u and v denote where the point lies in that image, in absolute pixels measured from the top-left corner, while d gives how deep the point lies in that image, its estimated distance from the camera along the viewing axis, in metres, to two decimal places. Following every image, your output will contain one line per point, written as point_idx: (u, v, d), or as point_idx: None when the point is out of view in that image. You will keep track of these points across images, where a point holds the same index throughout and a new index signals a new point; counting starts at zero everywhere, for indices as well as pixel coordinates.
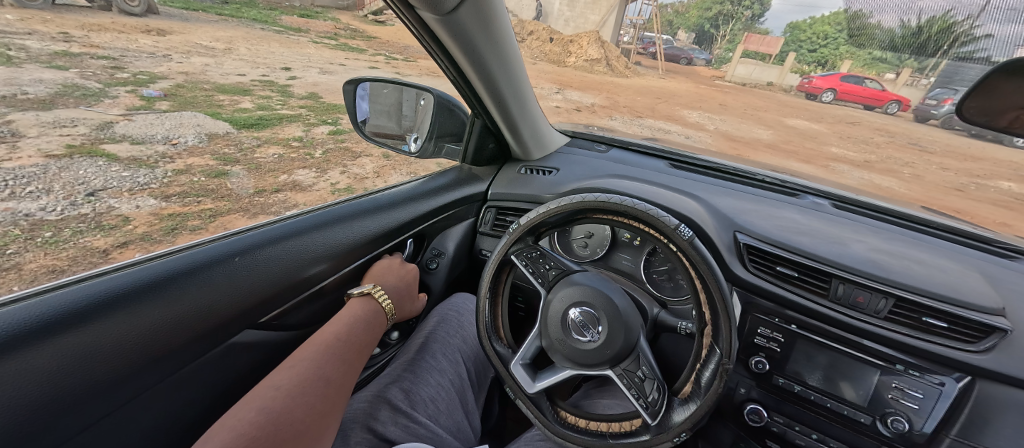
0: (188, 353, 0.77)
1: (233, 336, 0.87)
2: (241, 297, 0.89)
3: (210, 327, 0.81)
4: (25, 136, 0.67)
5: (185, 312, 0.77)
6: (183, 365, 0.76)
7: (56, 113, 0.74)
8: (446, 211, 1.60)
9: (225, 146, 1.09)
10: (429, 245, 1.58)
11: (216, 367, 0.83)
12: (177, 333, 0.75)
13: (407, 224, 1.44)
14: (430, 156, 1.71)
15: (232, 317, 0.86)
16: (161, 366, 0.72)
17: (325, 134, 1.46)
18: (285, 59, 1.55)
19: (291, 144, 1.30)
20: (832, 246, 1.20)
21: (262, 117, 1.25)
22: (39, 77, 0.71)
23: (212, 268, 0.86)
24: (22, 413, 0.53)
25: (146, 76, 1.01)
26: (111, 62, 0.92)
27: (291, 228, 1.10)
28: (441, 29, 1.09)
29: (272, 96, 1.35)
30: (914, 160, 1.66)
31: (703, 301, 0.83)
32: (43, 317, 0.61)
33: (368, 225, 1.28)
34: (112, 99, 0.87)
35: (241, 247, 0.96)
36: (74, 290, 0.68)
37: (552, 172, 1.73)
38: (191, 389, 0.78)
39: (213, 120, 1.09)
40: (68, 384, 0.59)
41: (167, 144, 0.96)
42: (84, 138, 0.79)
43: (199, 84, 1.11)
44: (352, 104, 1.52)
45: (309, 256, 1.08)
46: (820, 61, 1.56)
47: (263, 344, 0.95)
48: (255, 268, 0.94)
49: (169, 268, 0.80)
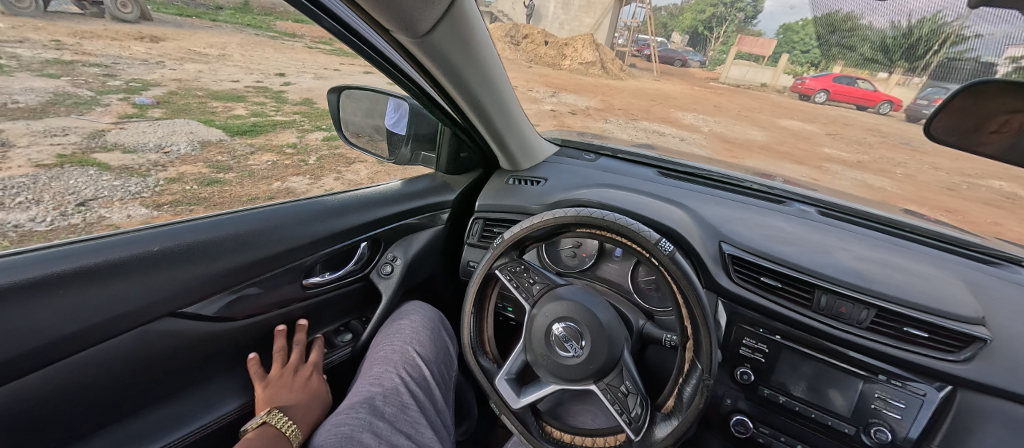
0: (100, 334, 0.86)
1: (147, 321, 0.94)
2: (157, 287, 0.96)
3: (122, 313, 0.89)
4: (15, 146, 0.73)
5: (100, 298, 0.86)
6: (82, 350, 0.83)
7: (48, 122, 0.78)
8: (411, 216, 1.65)
9: (219, 154, 1.17)
10: (386, 252, 1.59)
11: (127, 351, 0.91)
12: (82, 323, 0.83)
13: (361, 228, 1.49)
14: (406, 163, 1.78)
15: (150, 306, 0.94)
16: (68, 344, 0.81)
17: (320, 140, 1.51)
18: (282, 63, 1.35)
19: (286, 151, 1.36)
20: (815, 255, 1.21)
21: (256, 123, 1.27)
22: (30, 86, 0.73)
23: (137, 258, 0.93)
24: None
25: (139, 84, 0.99)
26: (104, 70, 0.90)
27: (226, 225, 1.15)
28: (417, 50, 1.14)
29: (266, 102, 1.31)
30: (906, 159, 1.61)
31: (685, 316, 0.83)
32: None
33: (304, 226, 1.32)
34: (104, 108, 0.90)
35: (179, 239, 1.03)
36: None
37: (540, 182, 1.72)
38: (96, 371, 0.85)
39: (207, 127, 1.15)
40: None
41: (160, 153, 1.04)
42: (75, 147, 0.85)
43: (193, 90, 1.11)
44: (337, 109, 1.53)
45: (246, 255, 1.16)
46: (813, 62, 1.54)
47: (185, 333, 1.02)
48: (178, 261, 1.00)
49: (84, 255, 0.86)
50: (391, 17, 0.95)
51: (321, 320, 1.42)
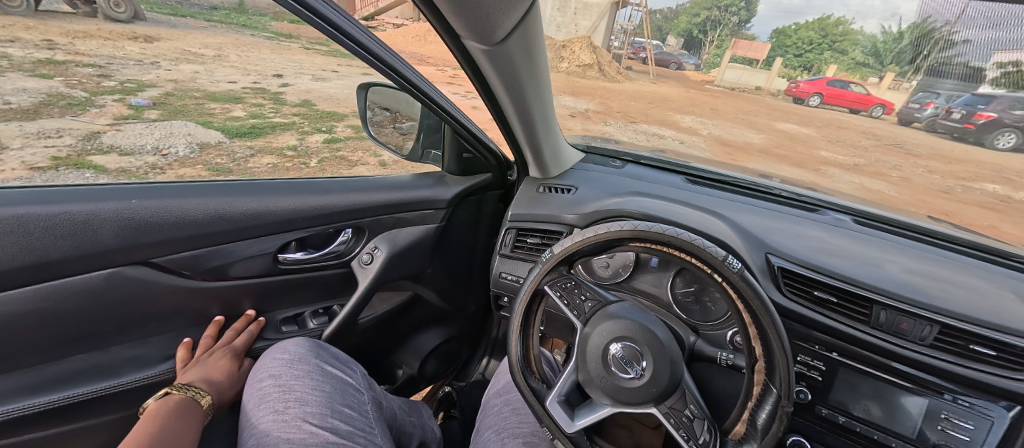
0: (68, 266, 0.92)
1: (116, 266, 0.99)
2: (130, 238, 0.99)
3: (95, 252, 0.94)
4: (11, 148, 0.80)
5: (68, 236, 0.90)
6: (49, 280, 0.89)
7: (41, 122, 0.84)
8: (400, 209, 1.54)
9: (217, 157, 1.20)
10: (368, 241, 1.49)
11: (95, 291, 0.96)
12: (56, 252, 0.89)
13: (350, 211, 1.42)
14: (417, 160, 1.65)
15: (121, 252, 0.99)
16: (37, 271, 0.87)
17: (320, 143, 1.47)
18: (280, 64, 1.35)
19: (286, 154, 1.36)
20: (866, 268, 1.20)
21: (255, 125, 1.28)
22: (22, 87, 0.79)
23: (114, 204, 0.97)
24: None
25: (134, 84, 1.00)
26: (98, 70, 0.92)
27: (213, 191, 1.15)
28: (483, 57, 1.14)
29: (265, 104, 1.32)
30: (902, 163, 1.68)
31: (753, 336, 0.79)
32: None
33: (286, 203, 1.27)
34: (99, 109, 0.94)
35: (162, 194, 1.06)
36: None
37: (571, 191, 1.67)
38: (57, 304, 0.91)
39: (206, 129, 1.17)
40: None
41: (157, 155, 1.09)
42: (70, 149, 0.91)
43: (189, 91, 1.11)
44: (364, 103, 1.43)
45: (223, 222, 1.16)
46: (806, 66, 1.60)
47: (152, 282, 1.06)
48: (156, 220, 1.03)
49: (54, 193, 0.91)
50: (471, 23, 0.96)
51: (293, 299, 1.41)
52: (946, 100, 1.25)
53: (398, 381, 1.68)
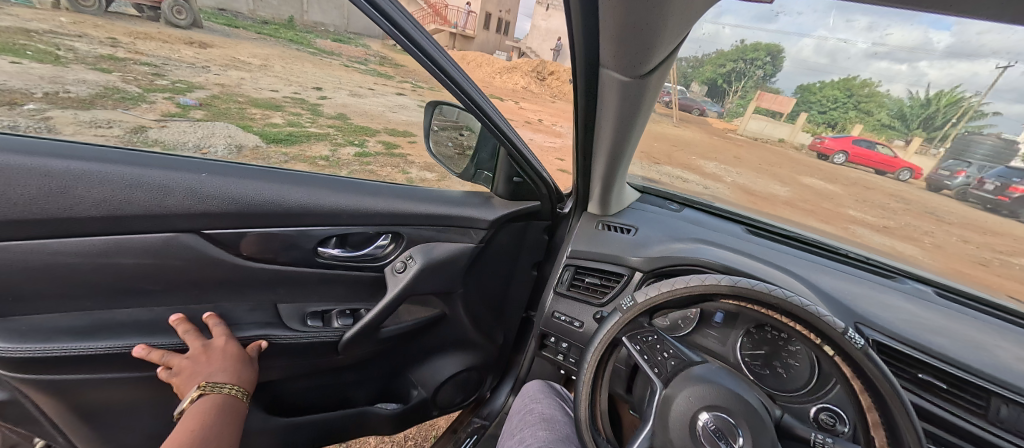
0: (140, 222, 1.05)
1: (178, 230, 1.10)
2: (193, 207, 1.11)
3: (161, 214, 1.06)
4: (62, 132, 0.99)
5: (144, 196, 1.04)
6: (120, 233, 1.03)
7: (95, 113, 1.00)
8: (441, 221, 1.54)
9: (253, 159, 1.26)
10: (404, 250, 1.51)
11: (153, 249, 1.07)
12: (131, 209, 1.03)
13: (396, 216, 1.46)
14: (468, 179, 1.66)
15: (183, 219, 1.10)
16: (114, 222, 1.02)
17: (352, 156, 1.47)
18: (322, 77, 1.31)
19: (317, 163, 1.39)
20: (976, 352, 1.12)
21: (291, 132, 1.34)
22: (82, 78, 0.94)
23: (186, 177, 1.11)
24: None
25: (185, 85, 1.09)
26: (153, 70, 1.02)
27: (281, 178, 1.28)
28: (614, 88, 1.13)
29: (302, 114, 1.35)
30: (934, 229, 1.53)
31: (874, 423, 0.74)
32: (11, 161, 0.91)
33: (336, 200, 1.34)
34: (149, 104, 1.07)
35: (230, 176, 1.18)
36: (33, 151, 0.95)
37: (631, 230, 1.65)
38: (125, 253, 1.04)
39: (245, 133, 1.24)
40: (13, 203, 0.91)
41: (196, 152, 1.17)
42: (117, 138, 1.06)
43: (234, 96, 1.18)
44: (427, 121, 1.47)
45: (278, 207, 1.24)
46: (830, 123, 1.42)
47: (203, 252, 1.15)
48: (217, 197, 1.14)
49: (142, 162, 1.06)
50: (628, 52, 0.94)
51: (331, 296, 1.44)
52: (979, 170, 1.23)
53: (409, 402, 1.61)
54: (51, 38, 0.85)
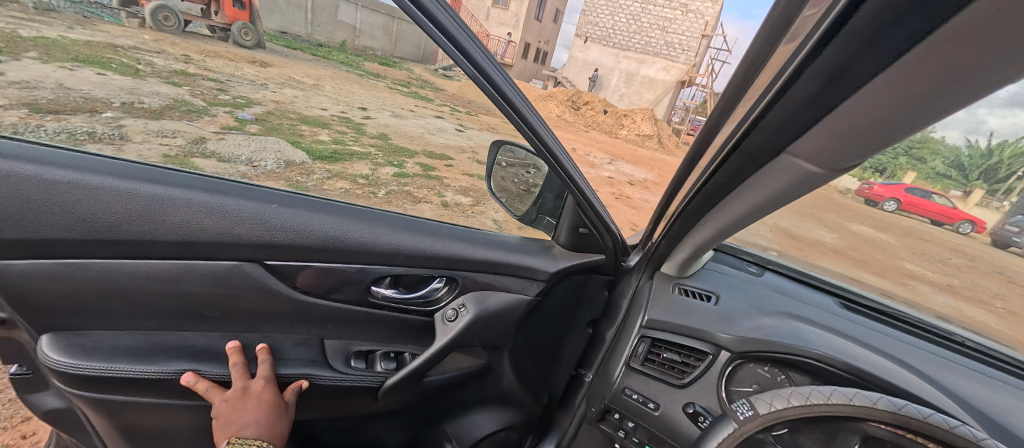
0: (211, 248, 0.84)
1: (240, 258, 0.87)
2: (261, 237, 0.88)
3: (218, 238, 0.84)
4: (132, 140, 0.89)
5: (206, 220, 0.82)
6: (189, 257, 0.83)
7: (163, 123, 0.99)
8: (498, 268, 1.12)
9: (298, 175, 1.12)
10: (455, 295, 1.11)
11: (218, 279, 0.86)
12: (179, 230, 0.80)
13: (472, 263, 1.09)
14: (529, 223, 1.22)
15: (242, 244, 0.86)
16: (185, 247, 0.82)
17: (390, 177, 1.36)
18: (366, 99, 1.47)
19: (358, 181, 1.19)
20: None
21: (336, 149, 1.33)
22: (155, 91, 1.01)
23: (248, 200, 0.89)
24: (60, 219, 0.72)
25: (245, 100, 1.24)
26: (218, 85, 1.18)
27: (365, 215, 1.02)
28: (781, 175, 0.71)
29: (347, 132, 1.45)
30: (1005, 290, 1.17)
31: None
32: (100, 181, 0.75)
33: (396, 238, 1.01)
34: (211, 117, 1.11)
35: (297, 203, 0.95)
36: (128, 172, 0.79)
37: (710, 298, 1.27)
38: (197, 280, 0.84)
39: (294, 149, 1.23)
40: (87, 217, 0.73)
41: (249, 166, 1.04)
42: (179, 149, 0.96)
43: (287, 113, 1.36)
44: (489, 162, 1.15)
45: (332, 246, 0.94)
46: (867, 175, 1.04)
47: (261, 287, 0.90)
48: (276, 226, 0.89)
49: (210, 185, 0.87)
50: (848, 135, 0.54)
51: (377, 336, 1.07)
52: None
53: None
54: (134, 54, 0.94)
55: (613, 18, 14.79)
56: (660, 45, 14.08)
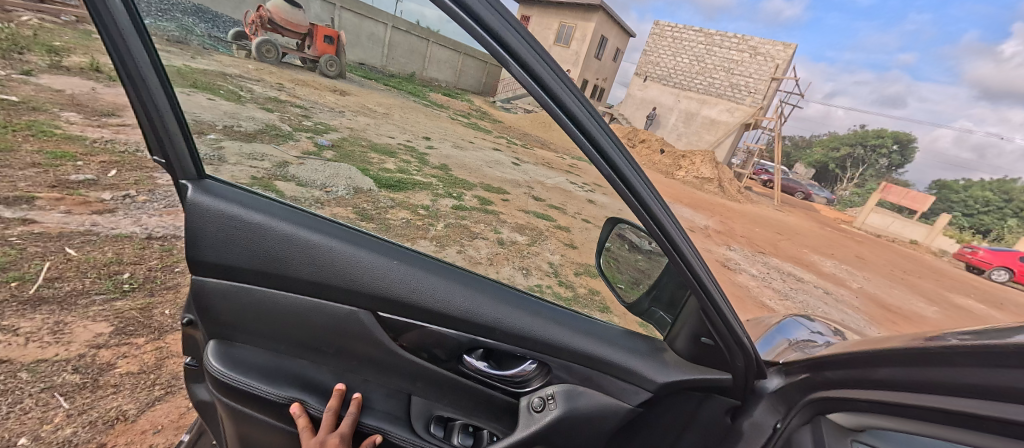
0: (337, 294, 0.85)
1: (356, 305, 0.86)
2: (376, 291, 0.85)
3: (343, 286, 0.85)
4: (226, 164, 0.91)
5: (334, 266, 0.84)
6: (320, 297, 0.86)
7: (254, 148, 0.96)
8: (604, 362, 0.86)
9: (364, 202, 1.10)
10: (546, 383, 0.89)
11: (335, 322, 0.86)
12: (315, 273, 0.84)
13: (573, 351, 0.87)
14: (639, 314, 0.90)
15: (360, 295, 0.85)
16: (318, 288, 0.85)
17: (446, 208, 1.30)
18: (430, 128, 1.40)
19: (418, 211, 1.22)
20: None
21: (399, 179, 1.45)
22: (252, 116, 0.94)
23: (375, 252, 0.87)
24: (239, 250, 0.83)
25: (323, 127, 1.18)
26: (303, 111, 1.13)
27: (480, 286, 0.89)
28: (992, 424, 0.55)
29: (411, 161, 1.51)
30: None
31: None
32: (274, 223, 0.85)
33: (503, 310, 0.86)
34: (294, 142, 1.08)
35: (421, 262, 0.90)
36: (294, 218, 0.87)
37: None
38: (321, 318, 0.86)
39: (361, 176, 1.26)
40: (258, 251, 0.83)
41: (322, 191, 1.06)
42: (266, 172, 0.96)
43: (359, 140, 1.27)
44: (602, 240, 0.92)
45: (436, 310, 0.85)
46: None
47: (370, 339, 0.86)
48: (392, 284, 0.85)
49: (346, 232, 0.89)
50: None
51: (461, 406, 0.92)
52: None
53: None
54: (234, 82, 0.86)
55: (674, 59, 14.70)
56: (725, 86, 13.76)
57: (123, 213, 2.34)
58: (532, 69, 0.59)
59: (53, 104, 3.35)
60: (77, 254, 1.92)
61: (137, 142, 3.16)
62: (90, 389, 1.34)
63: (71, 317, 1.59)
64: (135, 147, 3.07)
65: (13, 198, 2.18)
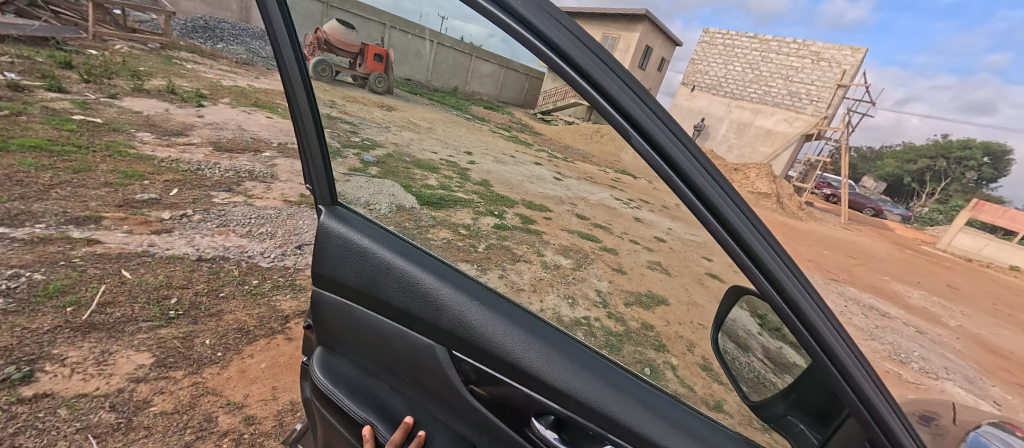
0: (418, 327, 0.86)
1: (434, 341, 0.84)
2: (452, 331, 0.82)
3: (424, 320, 0.84)
4: None
5: (419, 299, 0.84)
6: (403, 325, 0.88)
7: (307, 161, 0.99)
8: None
9: (408, 220, 0.99)
10: None
11: (414, 353, 0.86)
12: (402, 302, 0.86)
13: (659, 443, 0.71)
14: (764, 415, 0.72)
15: (440, 331, 0.83)
16: (403, 316, 0.87)
17: (490, 227, 1.12)
18: (473, 142, 1.18)
19: (459, 231, 1.04)
20: None
21: (443, 196, 1.09)
22: None
23: (457, 291, 0.83)
24: (346, 268, 0.91)
25: (369, 142, 1.02)
26: (351, 127, 1.01)
27: (564, 344, 0.78)
28: None
29: (453, 177, 1.12)
30: None
31: None
32: (374, 249, 0.89)
33: (584, 376, 0.74)
34: (341, 159, 0.99)
35: (502, 308, 0.81)
36: (392, 245, 0.90)
37: None
38: (403, 346, 0.88)
39: (405, 193, 1.04)
40: (360, 272, 0.90)
41: (364, 209, 0.98)
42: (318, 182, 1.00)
43: (403, 157, 1.07)
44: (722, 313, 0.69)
45: (508, 366, 0.77)
46: None
47: (443, 378, 0.83)
48: (470, 329, 0.80)
49: (430, 264, 0.87)
50: None
51: None
52: None
53: None
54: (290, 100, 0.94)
55: (726, 67, 14.02)
56: (784, 94, 12.86)
57: (179, 233, 2.45)
58: (623, 105, 0.56)
59: (132, 126, 3.68)
60: (132, 276, 2.01)
61: (200, 160, 3.35)
62: (122, 430, 1.31)
63: (116, 346, 1.62)
64: (199, 164, 3.29)
65: (82, 218, 2.35)
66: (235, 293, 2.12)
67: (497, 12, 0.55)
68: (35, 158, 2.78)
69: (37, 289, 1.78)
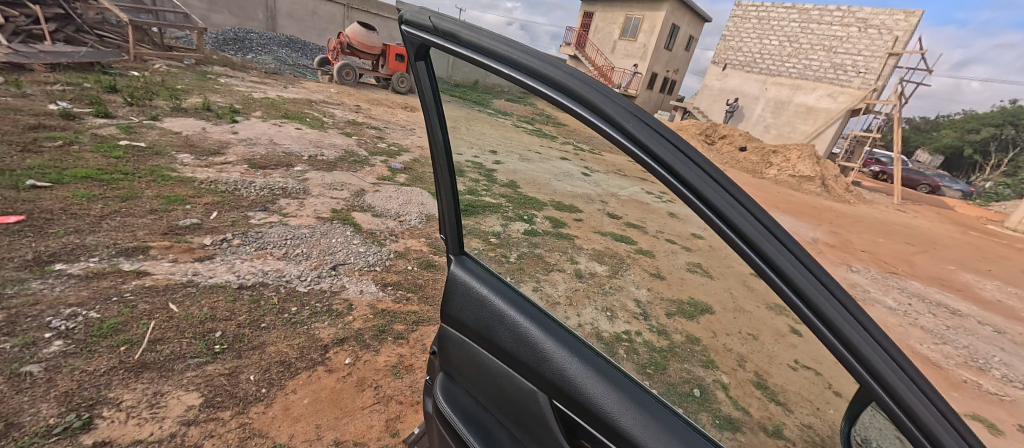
0: (526, 374, 0.83)
1: (539, 390, 0.81)
2: (557, 384, 0.78)
3: (531, 368, 0.82)
4: None
5: (527, 347, 0.83)
6: (511, 369, 0.86)
7: None
8: None
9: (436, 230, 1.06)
10: None
11: (520, 400, 0.84)
12: (511, 347, 0.85)
13: None
14: None
15: (545, 383, 0.80)
16: (511, 360, 0.86)
17: (520, 234, 1.08)
18: (496, 138, 1.09)
19: (489, 240, 1.05)
20: None
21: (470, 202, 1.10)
22: None
23: (560, 342, 0.80)
24: (463, 309, 0.94)
25: None
26: None
27: (666, 418, 0.67)
28: None
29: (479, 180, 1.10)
30: None
31: None
32: (485, 294, 0.91)
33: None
34: None
35: (604, 369, 0.75)
36: (502, 293, 0.90)
37: None
38: (512, 391, 0.86)
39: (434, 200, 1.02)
40: (475, 314, 0.92)
41: None
42: None
43: None
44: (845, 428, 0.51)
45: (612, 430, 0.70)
46: None
47: (549, 430, 0.79)
48: (572, 383, 0.76)
49: (539, 313, 0.85)
50: None
51: None
52: None
53: None
54: None
55: (760, 42, 13.17)
56: (826, 67, 11.96)
57: (221, 259, 2.13)
58: (620, 125, 0.56)
59: (172, 147, 3.33)
60: (179, 310, 1.72)
61: (237, 179, 3.01)
62: None
63: (167, 386, 1.40)
64: (234, 184, 2.95)
65: (131, 248, 2.04)
66: (277, 323, 1.81)
67: (499, 64, 0.63)
68: (87, 188, 2.44)
69: (92, 329, 1.53)
